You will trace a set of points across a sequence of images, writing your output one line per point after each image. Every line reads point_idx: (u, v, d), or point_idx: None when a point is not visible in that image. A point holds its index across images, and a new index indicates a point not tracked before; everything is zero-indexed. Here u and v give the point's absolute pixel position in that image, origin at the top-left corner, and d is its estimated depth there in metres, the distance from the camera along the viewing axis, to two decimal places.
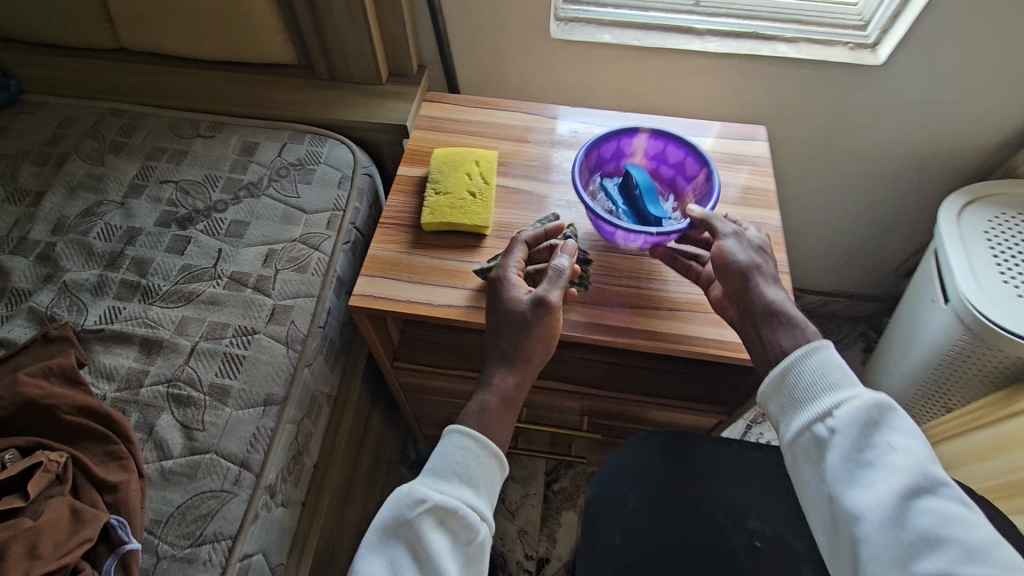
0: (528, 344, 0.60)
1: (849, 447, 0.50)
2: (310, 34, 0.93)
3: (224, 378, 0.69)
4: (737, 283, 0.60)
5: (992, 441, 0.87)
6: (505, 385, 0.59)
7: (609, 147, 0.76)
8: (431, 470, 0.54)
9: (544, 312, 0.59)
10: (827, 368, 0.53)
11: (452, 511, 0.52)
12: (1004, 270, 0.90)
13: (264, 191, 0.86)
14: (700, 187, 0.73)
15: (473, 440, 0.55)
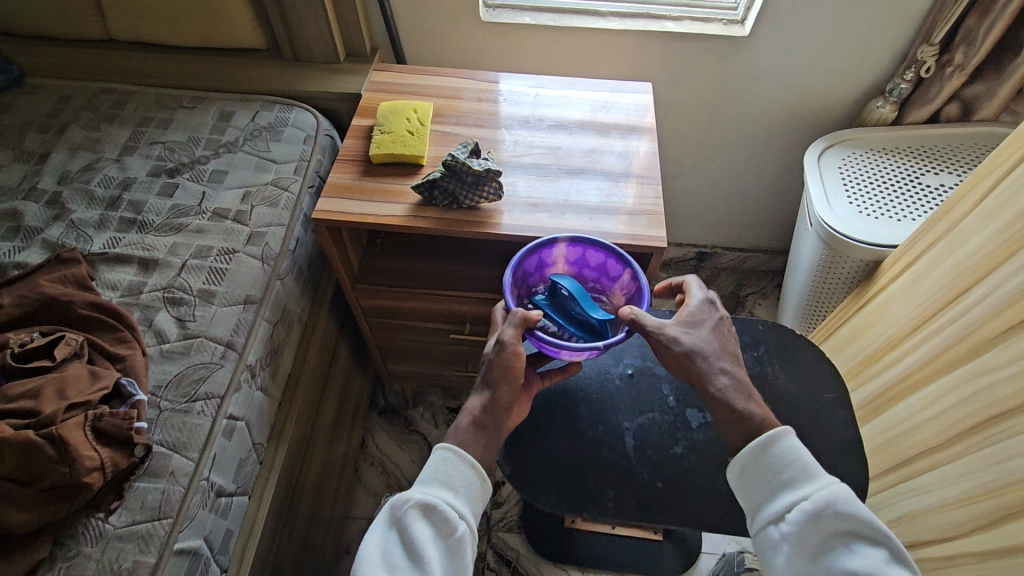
0: (495, 375, 0.64)
1: (807, 552, 0.55)
2: (277, 21, 1.10)
3: (211, 284, 0.85)
4: (689, 369, 0.63)
5: (849, 332, 1.04)
6: (472, 403, 0.64)
7: (533, 262, 0.77)
8: (421, 478, 0.61)
9: (503, 348, 0.64)
10: (778, 467, 0.59)
11: (433, 506, 0.58)
12: (850, 194, 1.08)
13: (240, 148, 1.02)
14: (626, 287, 0.75)
15: (455, 452, 0.61)
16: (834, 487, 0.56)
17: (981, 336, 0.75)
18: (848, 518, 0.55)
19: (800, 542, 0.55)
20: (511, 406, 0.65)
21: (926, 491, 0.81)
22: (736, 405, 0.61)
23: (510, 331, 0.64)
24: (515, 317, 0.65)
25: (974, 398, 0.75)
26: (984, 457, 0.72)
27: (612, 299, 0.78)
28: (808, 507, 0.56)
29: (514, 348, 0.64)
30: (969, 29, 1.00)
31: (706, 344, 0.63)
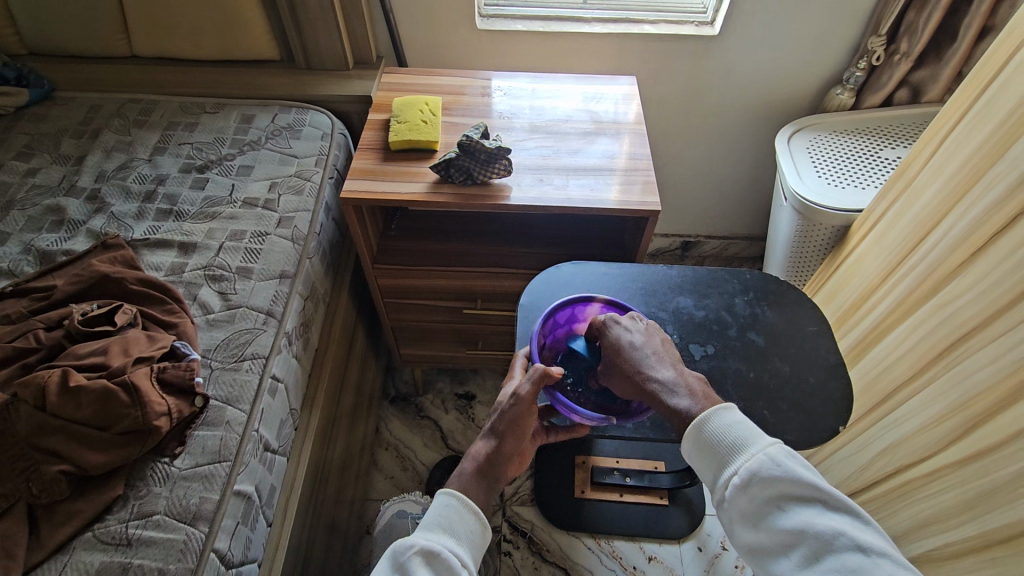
0: (505, 425, 0.67)
1: (747, 519, 0.58)
2: (292, 32, 1.21)
3: (248, 262, 0.92)
4: (628, 373, 0.66)
5: (829, 291, 1.15)
6: (478, 449, 0.67)
7: (565, 313, 0.77)
8: (422, 525, 0.61)
9: (516, 402, 0.67)
10: (711, 446, 0.60)
11: (436, 553, 0.58)
12: (819, 170, 1.20)
13: (263, 145, 1.11)
14: None
15: (457, 499, 0.62)
16: (762, 453, 0.58)
17: (942, 272, 0.85)
18: (778, 483, 0.56)
19: (740, 513, 0.58)
20: (513, 458, 0.68)
21: (903, 420, 0.90)
22: (672, 397, 0.63)
23: (524, 386, 0.66)
24: (533, 373, 0.66)
25: (939, 328, 0.85)
26: (951, 378, 0.81)
27: None
28: (740, 483, 0.58)
29: (526, 402, 0.67)
30: (910, 21, 1.14)
31: (621, 353, 0.67)
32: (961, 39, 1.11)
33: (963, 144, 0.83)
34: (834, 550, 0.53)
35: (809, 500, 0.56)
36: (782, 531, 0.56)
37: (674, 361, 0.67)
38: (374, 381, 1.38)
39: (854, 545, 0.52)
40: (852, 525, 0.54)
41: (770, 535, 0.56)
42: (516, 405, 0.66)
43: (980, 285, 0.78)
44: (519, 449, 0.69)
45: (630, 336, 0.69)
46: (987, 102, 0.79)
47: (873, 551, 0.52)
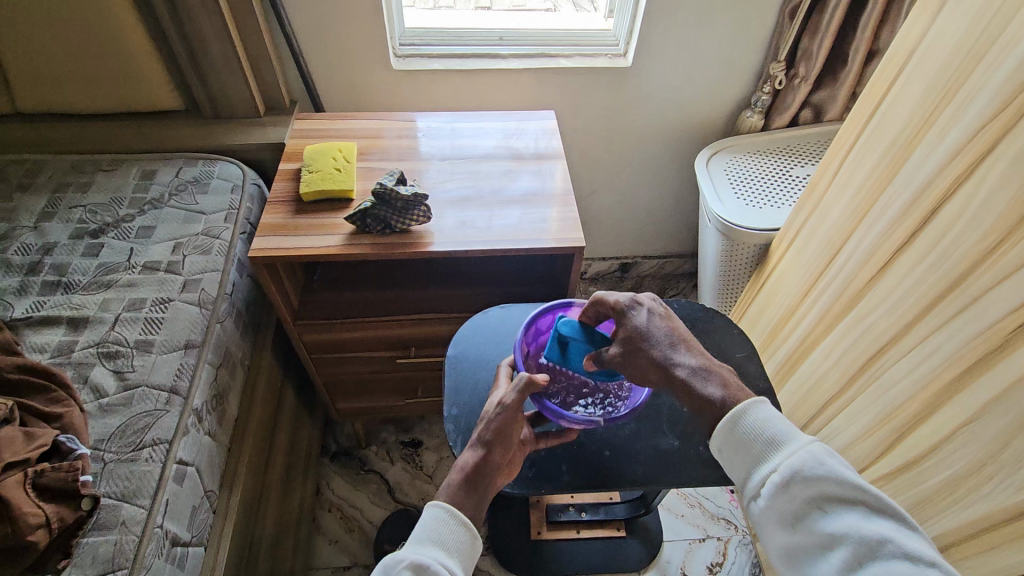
0: (493, 434, 0.65)
1: (784, 520, 0.56)
2: (194, 81, 1.15)
3: (148, 334, 0.85)
4: (652, 359, 0.62)
5: (758, 309, 1.17)
6: (465, 459, 0.64)
7: (546, 321, 0.78)
8: (411, 538, 0.59)
9: (506, 407, 0.65)
10: (747, 441, 0.59)
11: (427, 568, 0.55)
12: (738, 190, 1.24)
13: (166, 203, 1.04)
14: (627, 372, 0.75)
15: (444, 510, 0.60)
16: (802, 450, 0.57)
17: (854, 290, 0.87)
18: (819, 482, 0.55)
19: (778, 512, 0.57)
20: (501, 470, 0.65)
21: (836, 434, 0.92)
22: (705, 384, 0.61)
23: (513, 393, 0.65)
24: (521, 380, 0.66)
25: (856, 344, 0.87)
26: (873, 392, 0.83)
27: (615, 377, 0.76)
28: (778, 481, 0.57)
29: (514, 409, 0.65)
30: (806, 46, 1.21)
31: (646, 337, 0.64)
32: (853, 62, 1.18)
33: (858, 166, 0.86)
34: (881, 557, 0.51)
35: (850, 503, 0.55)
36: (824, 534, 0.54)
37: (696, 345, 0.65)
38: (311, 441, 1.30)
39: (902, 553, 0.51)
40: (898, 532, 0.52)
41: (811, 537, 0.55)
42: (505, 409, 0.65)
43: (886, 301, 0.80)
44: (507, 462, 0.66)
45: (652, 319, 0.65)
46: (877, 125, 0.82)
47: (921, 559, 0.50)
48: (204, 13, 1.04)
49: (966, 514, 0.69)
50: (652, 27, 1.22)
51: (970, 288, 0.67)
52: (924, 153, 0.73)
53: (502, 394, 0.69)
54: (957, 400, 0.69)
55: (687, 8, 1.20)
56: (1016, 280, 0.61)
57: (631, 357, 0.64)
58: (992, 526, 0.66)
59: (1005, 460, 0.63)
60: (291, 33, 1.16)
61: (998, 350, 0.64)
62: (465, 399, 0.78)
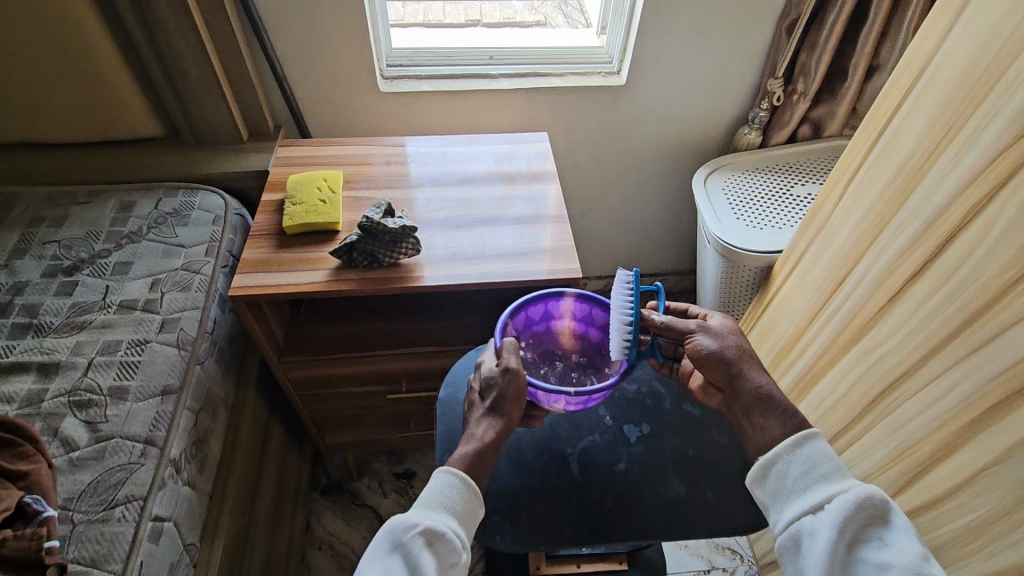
0: (504, 399, 0.66)
1: (841, 539, 0.55)
2: (174, 109, 1.11)
3: (123, 380, 0.80)
4: (735, 353, 0.66)
5: (760, 333, 1.14)
6: (484, 432, 0.65)
7: (537, 309, 0.80)
8: (420, 501, 0.60)
9: (513, 376, 0.66)
10: (818, 458, 0.60)
11: (439, 534, 0.57)
12: (737, 211, 1.21)
13: (144, 236, 1.00)
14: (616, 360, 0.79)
15: (460, 481, 0.61)
16: (867, 484, 0.59)
17: (863, 319, 0.84)
18: (883, 512, 0.57)
19: (837, 529, 0.56)
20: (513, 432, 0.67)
21: (846, 468, 0.88)
22: (774, 391, 0.65)
23: (512, 357, 0.67)
24: (512, 344, 0.68)
25: (867, 375, 0.83)
26: (886, 427, 0.80)
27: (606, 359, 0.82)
28: (847, 500, 0.57)
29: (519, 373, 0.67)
30: (803, 62, 1.19)
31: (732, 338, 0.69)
32: (851, 78, 1.15)
33: (865, 189, 0.83)
34: None
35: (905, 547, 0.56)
36: (876, 562, 0.54)
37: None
38: (300, 477, 1.25)
39: None
40: None
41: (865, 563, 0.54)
42: (513, 378, 0.66)
43: (900, 332, 0.77)
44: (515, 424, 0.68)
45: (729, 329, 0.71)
46: (883, 148, 0.79)
47: None
48: (183, 38, 1.01)
49: (990, 562, 0.65)
50: (646, 45, 1.19)
51: (989, 324, 0.64)
52: (935, 179, 0.70)
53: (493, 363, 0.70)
54: (977, 441, 0.65)
55: (682, 25, 1.17)
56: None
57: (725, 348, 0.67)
58: None
59: None
60: (274, 56, 1.12)
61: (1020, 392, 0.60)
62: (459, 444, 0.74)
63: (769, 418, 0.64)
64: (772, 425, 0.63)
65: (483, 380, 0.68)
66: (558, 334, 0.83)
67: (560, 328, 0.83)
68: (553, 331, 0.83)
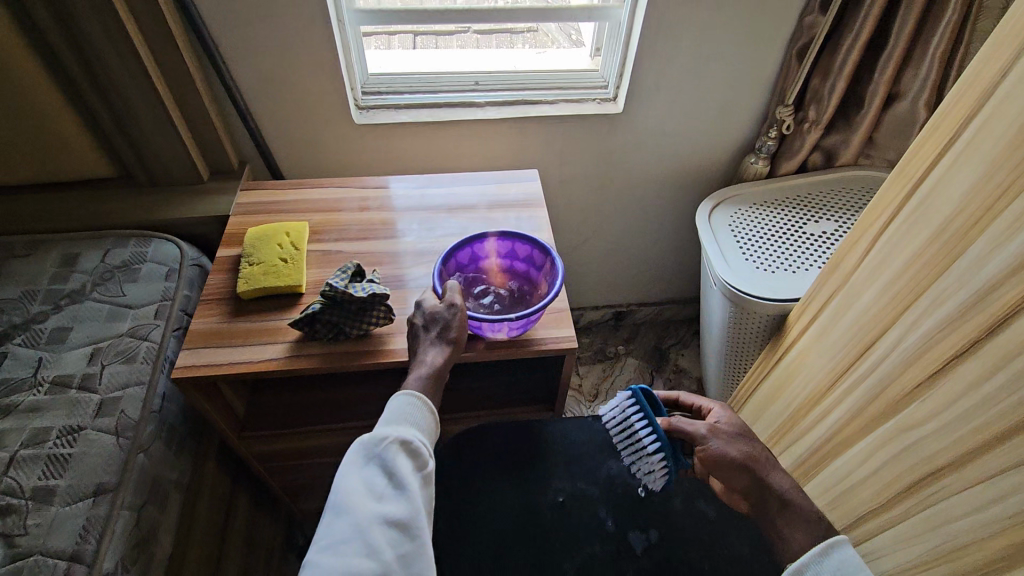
0: (451, 332, 0.70)
1: None
2: (124, 148, 1.00)
3: (49, 478, 0.69)
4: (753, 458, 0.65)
5: (771, 388, 1.04)
6: (433, 359, 0.68)
7: (465, 254, 0.79)
8: (383, 420, 0.64)
9: (455, 310, 0.71)
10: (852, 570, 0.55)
11: (410, 442, 0.61)
12: (746, 251, 1.11)
13: (88, 295, 0.89)
14: (548, 274, 0.78)
15: (420, 397, 0.65)
16: None
17: (895, 394, 0.75)
18: None
19: None
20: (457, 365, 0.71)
21: (875, 554, 0.79)
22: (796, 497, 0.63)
23: (457, 293, 0.71)
24: (454, 287, 0.72)
25: (903, 457, 0.73)
26: (925, 520, 0.70)
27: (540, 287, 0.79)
28: None
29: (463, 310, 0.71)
30: (816, 88, 1.09)
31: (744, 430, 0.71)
32: (868, 106, 1.06)
33: (897, 247, 0.73)
34: None
35: None
36: None
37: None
38: (274, 542, 1.15)
39: None
40: None
41: None
42: (457, 311, 0.70)
43: (942, 416, 0.67)
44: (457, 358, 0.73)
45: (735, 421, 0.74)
46: (919, 205, 0.70)
47: None
48: (128, 74, 0.90)
49: None
50: (645, 72, 1.09)
51: None
52: (982, 251, 0.61)
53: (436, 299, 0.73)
54: None
55: (683, 49, 1.07)
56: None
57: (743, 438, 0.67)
58: None
59: None
60: (235, 89, 1.01)
61: None
62: (442, 558, 0.66)
63: (794, 526, 0.60)
64: (797, 534, 0.60)
65: (425, 315, 0.72)
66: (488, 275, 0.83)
67: (488, 268, 0.83)
68: (481, 273, 0.82)
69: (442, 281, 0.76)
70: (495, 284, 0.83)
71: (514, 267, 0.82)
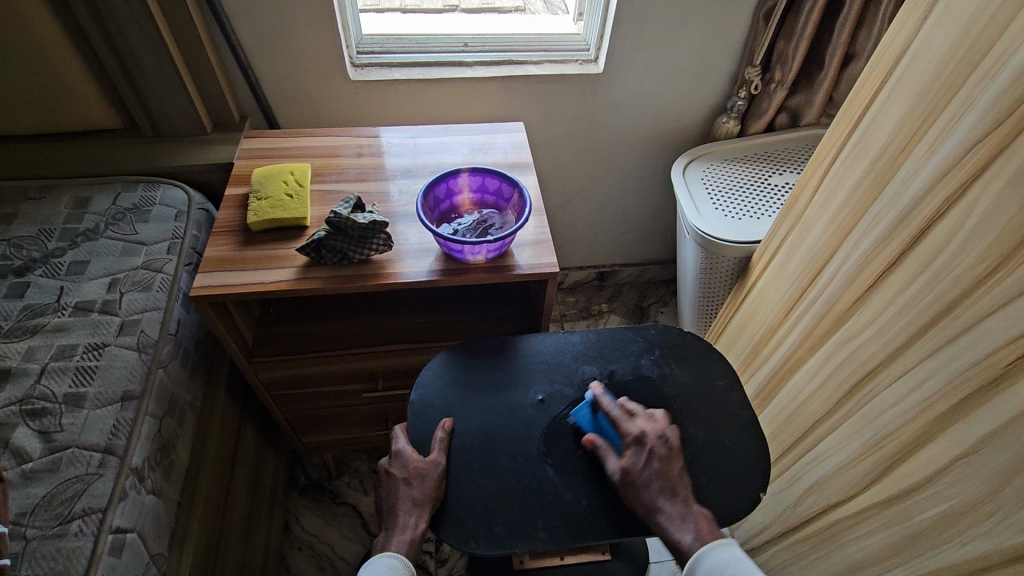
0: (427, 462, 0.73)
1: None
2: (131, 99, 1.06)
3: (79, 386, 0.76)
4: (646, 498, 0.68)
5: (737, 324, 1.15)
6: (410, 472, 0.72)
7: (441, 189, 0.86)
8: None
9: (438, 467, 0.73)
10: None
11: None
12: (715, 201, 1.20)
13: (102, 234, 0.95)
14: (517, 203, 0.86)
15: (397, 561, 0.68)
16: None
17: (839, 310, 0.84)
18: None
19: None
20: (431, 472, 0.72)
21: (824, 458, 0.88)
22: (678, 532, 0.66)
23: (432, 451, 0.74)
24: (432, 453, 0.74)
25: (846, 364, 0.82)
26: (863, 417, 0.80)
27: (508, 218, 0.87)
28: None
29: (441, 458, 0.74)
30: (781, 50, 1.18)
31: (652, 478, 0.69)
32: (828, 66, 1.15)
33: (842, 179, 0.82)
34: None
35: None
36: None
37: (687, 498, 0.68)
38: (276, 476, 1.22)
39: None
40: None
41: None
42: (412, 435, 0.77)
43: (877, 321, 0.76)
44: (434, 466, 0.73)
45: (647, 467, 0.69)
46: (859, 139, 0.79)
47: None
48: (136, 25, 0.95)
49: (963, 553, 0.65)
50: (623, 33, 1.17)
51: (965, 314, 0.63)
52: (910, 170, 0.70)
53: (414, 452, 0.75)
54: (951, 431, 0.65)
55: (659, 11, 1.14)
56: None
57: (626, 491, 0.69)
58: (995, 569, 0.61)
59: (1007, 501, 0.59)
60: (236, 44, 1.07)
61: (997, 381, 0.60)
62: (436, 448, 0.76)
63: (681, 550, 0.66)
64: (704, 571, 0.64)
65: (407, 470, 0.72)
66: (460, 210, 0.90)
67: (461, 204, 0.90)
68: (456, 208, 0.90)
69: (425, 213, 0.83)
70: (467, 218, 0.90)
71: (484, 201, 0.89)
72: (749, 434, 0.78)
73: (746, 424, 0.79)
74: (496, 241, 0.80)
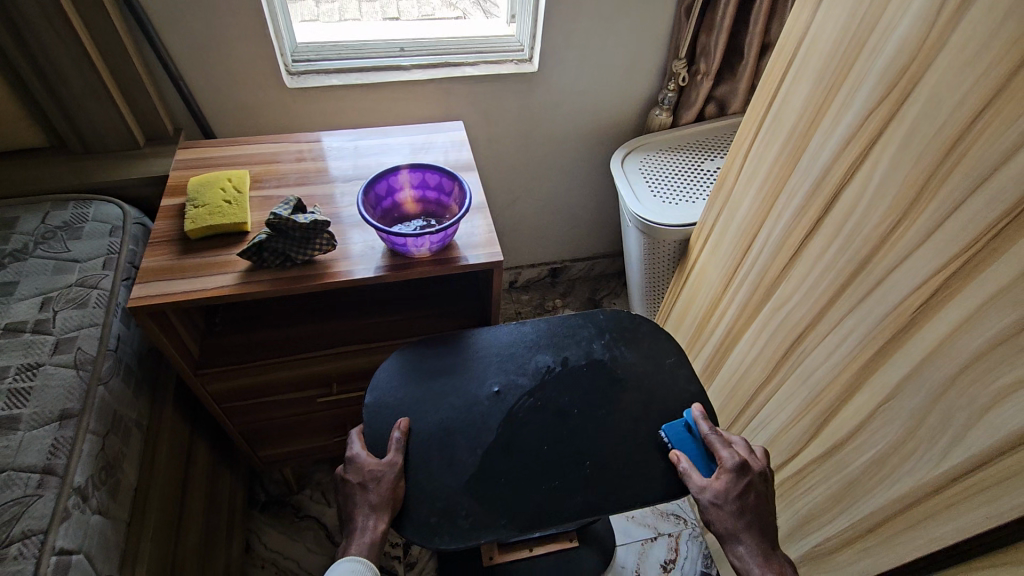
0: (382, 465, 0.74)
1: None
2: (57, 116, 1.02)
3: (12, 408, 0.74)
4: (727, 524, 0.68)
5: (682, 305, 1.20)
6: (367, 475, 0.73)
7: (382, 187, 0.87)
8: None
9: (394, 467, 0.74)
10: None
11: None
12: (653, 189, 1.25)
13: (31, 254, 0.92)
14: (458, 196, 0.88)
15: (360, 562, 0.68)
16: None
17: (769, 280, 0.89)
18: None
19: None
20: (388, 473, 0.73)
21: (765, 420, 0.94)
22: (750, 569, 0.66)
23: (389, 454, 0.75)
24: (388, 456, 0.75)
25: (780, 329, 0.88)
26: (798, 377, 0.84)
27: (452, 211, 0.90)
28: None
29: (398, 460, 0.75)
30: (704, 43, 1.24)
31: (740, 509, 0.69)
32: (748, 56, 1.22)
33: (762, 157, 0.88)
34: None
35: None
36: None
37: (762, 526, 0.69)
38: (234, 493, 1.19)
39: None
40: None
41: None
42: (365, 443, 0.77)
43: (802, 286, 0.82)
44: (391, 468, 0.74)
45: (756, 493, 0.70)
46: (774, 118, 0.85)
47: None
48: (57, 39, 0.93)
49: (894, 491, 0.70)
50: (554, 32, 1.21)
51: (876, 270, 0.69)
52: (819, 143, 0.76)
53: (369, 456, 0.75)
54: (874, 381, 0.71)
55: (588, 10, 1.19)
56: (930, 247, 0.62)
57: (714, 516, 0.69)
58: (917, 501, 0.67)
59: (925, 435, 0.65)
60: (166, 56, 1.06)
61: (908, 327, 0.66)
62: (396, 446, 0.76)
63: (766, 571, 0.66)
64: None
65: (363, 473, 0.73)
66: (403, 207, 0.92)
67: (403, 201, 0.92)
68: (398, 205, 0.91)
69: (367, 210, 0.84)
70: (410, 214, 0.92)
71: (426, 196, 0.91)
72: (693, 406, 0.81)
73: (693, 394, 0.83)
74: (439, 232, 0.81)
